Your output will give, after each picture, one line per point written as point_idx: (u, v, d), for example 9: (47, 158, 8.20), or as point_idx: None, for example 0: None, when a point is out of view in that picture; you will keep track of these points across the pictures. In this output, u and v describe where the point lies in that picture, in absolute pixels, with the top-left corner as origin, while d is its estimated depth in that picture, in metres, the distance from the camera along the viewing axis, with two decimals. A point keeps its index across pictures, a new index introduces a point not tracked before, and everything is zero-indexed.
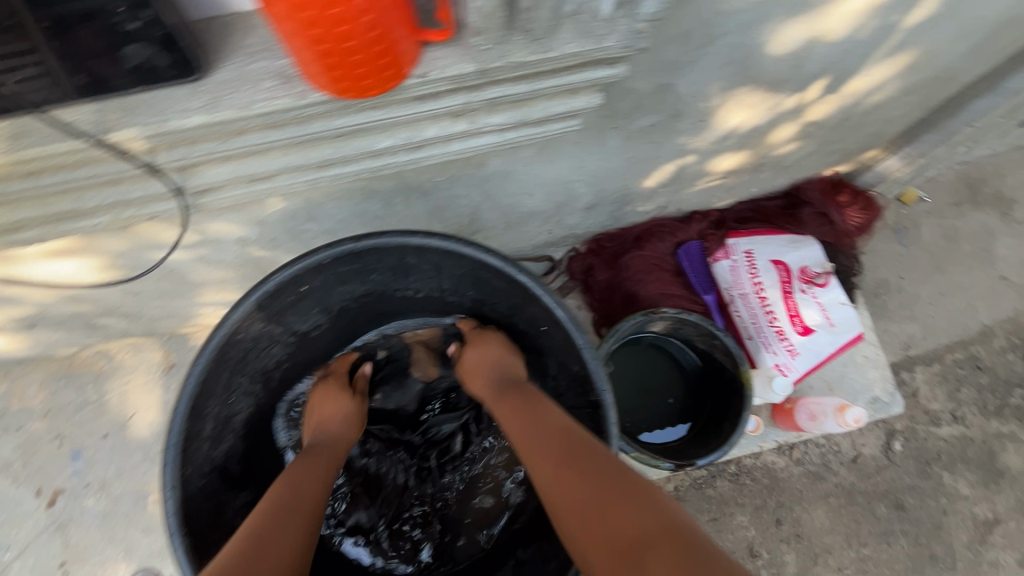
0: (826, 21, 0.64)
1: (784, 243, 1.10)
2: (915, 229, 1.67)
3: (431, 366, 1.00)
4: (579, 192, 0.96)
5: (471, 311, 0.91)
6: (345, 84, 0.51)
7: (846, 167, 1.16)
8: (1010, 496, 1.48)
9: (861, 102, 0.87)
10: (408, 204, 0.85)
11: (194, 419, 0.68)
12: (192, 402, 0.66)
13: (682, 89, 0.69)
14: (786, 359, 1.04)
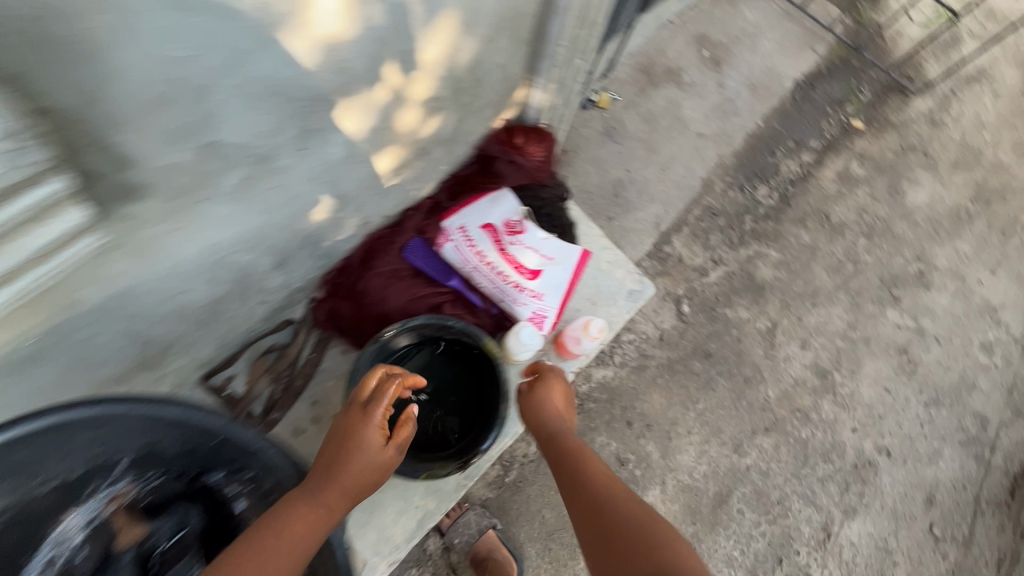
0: (317, 29, 0.62)
1: (486, 204, 1.15)
2: (622, 125, 1.86)
3: (130, 526, 0.77)
4: (250, 260, 0.89)
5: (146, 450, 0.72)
6: None
7: (511, 112, 1.21)
8: (776, 301, 1.76)
9: (453, 66, 0.89)
10: (33, 373, 0.72)
11: None
12: None
13: (232, 140, 0.66)
14: (536, 304, 1.12)
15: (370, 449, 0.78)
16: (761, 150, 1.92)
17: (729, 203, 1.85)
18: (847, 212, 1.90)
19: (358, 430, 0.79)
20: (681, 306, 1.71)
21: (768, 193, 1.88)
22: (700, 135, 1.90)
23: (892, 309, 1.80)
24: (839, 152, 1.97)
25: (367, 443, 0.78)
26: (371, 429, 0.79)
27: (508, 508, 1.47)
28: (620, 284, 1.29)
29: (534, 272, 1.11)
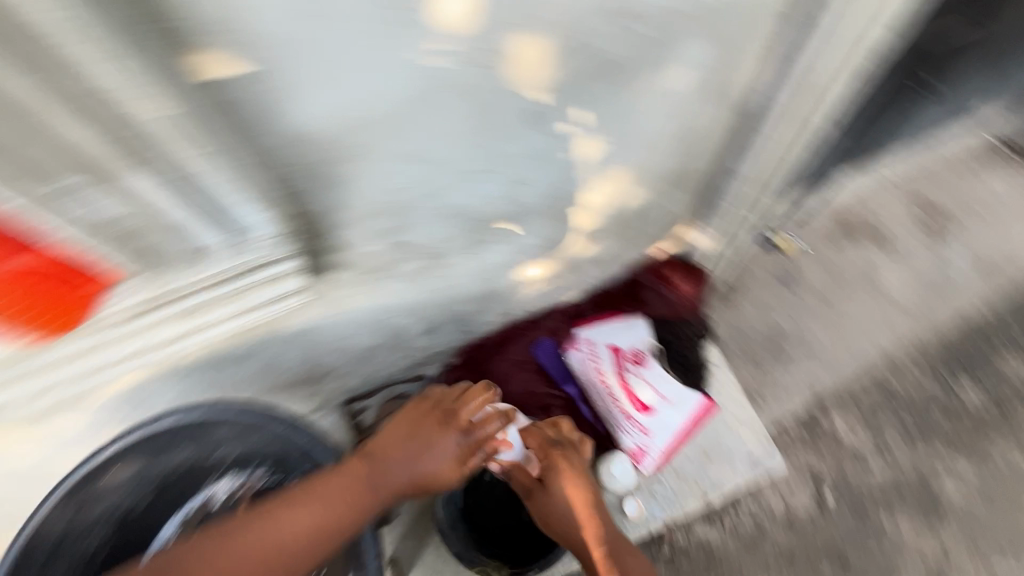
0: (502, 171, 0.76)
1: (619, 327, 1.20)
2: (801, 271, 1.66)
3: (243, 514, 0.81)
4: (404, 322, 1.05)
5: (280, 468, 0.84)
6: (49, 321, 0.65)
7: (669, 244, 1.27)
8: (954, 529, 1.43)
9: (619, 205, 1.00)
10: (232, 371, 0.93)
11: None
12: None
13: (420, 240, 0.83)
14: (642, 438, 1.13)
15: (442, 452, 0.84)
16: (978, 343, 1.60)
17: (918, 391, 1.55)
18: None
19: (434, 434, 0.84)
20: (825, 491, 1.46)
21: (977, 395, 1.54)
22: (898, 306, 1.63)
23: None
24: None
25: (448, 444, 0.84)
26: (449, 438, 0.85)
27: None
28: None
29: (648, 408, 1.10)
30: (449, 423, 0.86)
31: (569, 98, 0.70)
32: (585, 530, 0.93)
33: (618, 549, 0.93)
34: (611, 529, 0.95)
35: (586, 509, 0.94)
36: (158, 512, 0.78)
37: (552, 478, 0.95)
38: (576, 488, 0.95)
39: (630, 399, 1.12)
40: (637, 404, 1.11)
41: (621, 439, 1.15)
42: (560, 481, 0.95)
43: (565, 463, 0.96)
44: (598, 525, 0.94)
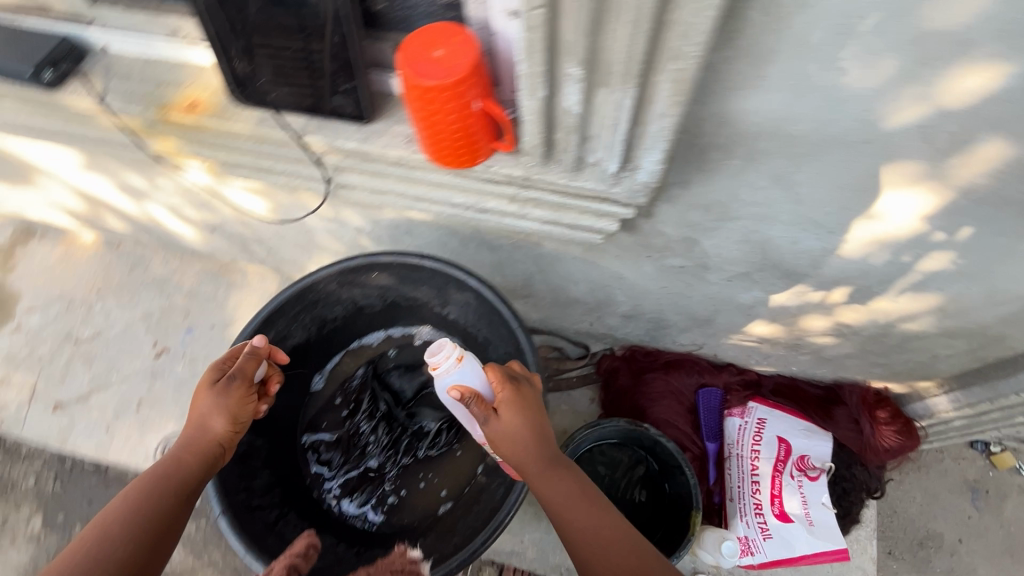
0: (837, 239, 0.73)
1: (800, 429, 1.11)
2: (1000, 499, 1.47)
3: None
4: (617, 298, 1.10)
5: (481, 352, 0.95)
6: (437, 147, 0.64)
7: (897, 386, 1.14)
8: None
9: (898, 325, 0.91)
10: (477, 251, 1.05)
11: (256, 337, 0.86)
12: (262, 321, 0.85)
13: (707, 247, 0.83)
14: (757, 536, 1.05)
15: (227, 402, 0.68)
16: None
17: None
18: None
19: (210, 395, 0.68)
20: None
21: None
22: None
23: None
24: None
25: (224, 392, 0.68)
26: (230, 397, 0.68)
27: None
28: None
29: (784, 515, 1.04)
30: (218, 382, 0.69)
31: (966, 216, 0.64)
32: (539, 469, 0.74)
33: (575, 498, 0.73)
34: (574, 475, 0.75)
35: (547, 447, 0.75)
36: (402, 316, 0.98)
37: (502, 408, 0.75)
38: (537, 416, 0.76)
39: (772, 496, 1.05)
40: (776, 506, 1.04)
41: (731, 521, 1.08)
42: (515, 409, 0.75)
43: (532, 397, 0.77)
44: (553, 468, 0.74)
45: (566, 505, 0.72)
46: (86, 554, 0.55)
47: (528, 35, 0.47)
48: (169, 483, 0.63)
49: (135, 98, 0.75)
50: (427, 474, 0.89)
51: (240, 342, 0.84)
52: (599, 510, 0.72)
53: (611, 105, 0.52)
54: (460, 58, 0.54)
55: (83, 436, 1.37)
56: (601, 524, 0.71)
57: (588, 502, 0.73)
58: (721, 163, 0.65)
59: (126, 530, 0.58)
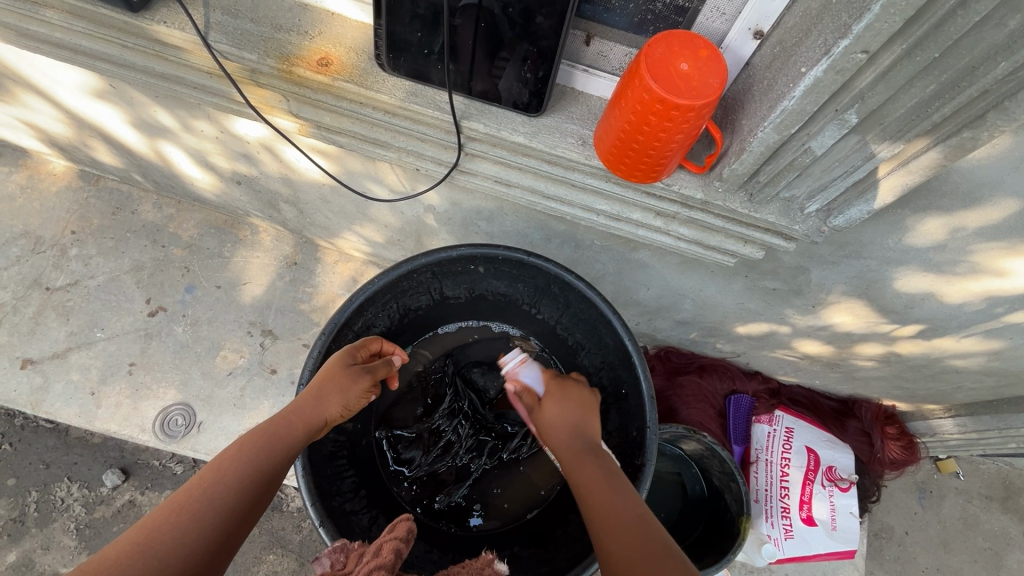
0: (949, 286, 0.77)
1: (825, 440, 1.20)
2: (940, 499, 1.56)
3: None
4: (682, 306, 1.10)
5: (567, 353, 0.94)
6: (613, 151, 0.59)
7: (904, 406, 1.26)
8: None
9: (946, 359, 0.99)
10: (558, 247, 1.00)
11: (343, 328, 0.77)
12: (351, 310, 0.76)
13: (813, 277, 0.85)
14: (780, 535, 1.12)
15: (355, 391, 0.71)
16: None
17: None
18: None
19: (340, 375, 0.70)
20: None
21: None
22: None
23: None
24: None
25: (354, 380, 0.71)
26: (354, 385, 0.71)
27: None
28: None
29: (810, 519, 1.12)
30: (353, 368, 0.72)
31: None
32: (570, 454, 0.66)
33: (602, 484, 0.61)
34: (605, 463, 0.64)
35: (582, 436, 0.68)
36: (488, 310, 0.94)
37: (546, 399, 0.72)
38: (579, 408, 0.71)
39: (801, 502, 1.13)
40: (804, 511, 1.13)
41: (756, 520, 1.15)
42: (559, 397, 0.72)
43: (580, 391, 0.73)
44: (584, 454, 0.65)
45: (588, 491, 0.61)
46: (218, 473, 0.57)
47: (825, 76, 0.44)
48: (285, 441, 0.63)
49: (247, 42, 0.63)
50: (509, 477, 0.88)
51: (328, 333, 0.75)
52: (622, 499, 0.59)
53: (856, 154, 0.51)
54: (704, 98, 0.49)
55: (62, 401, 1.21)
56: (622, 512, 0.58)
57: (613, 490, 0.60)
58: (893, 208, 0.64)
59: (250, 474, 0.58)
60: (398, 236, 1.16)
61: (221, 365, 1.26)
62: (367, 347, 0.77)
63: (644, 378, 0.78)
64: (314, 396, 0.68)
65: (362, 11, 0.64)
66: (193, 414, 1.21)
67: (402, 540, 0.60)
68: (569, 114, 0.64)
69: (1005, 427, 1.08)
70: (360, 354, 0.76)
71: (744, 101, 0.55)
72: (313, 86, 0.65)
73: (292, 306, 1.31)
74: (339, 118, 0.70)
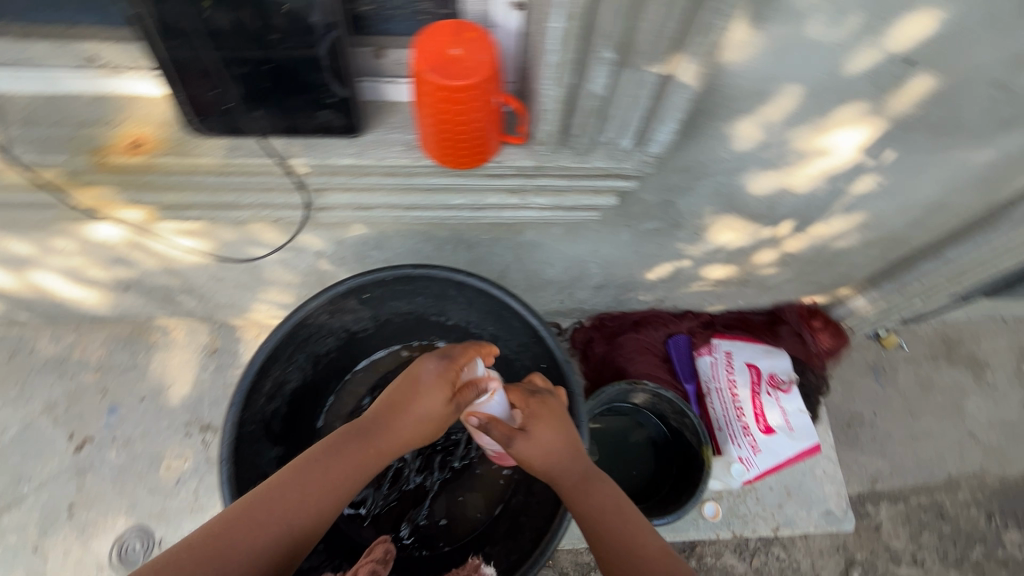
0: (792, 178, 0.84)
1: (761, 351, 1.27)
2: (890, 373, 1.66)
3: None
4: (591, 272, 1.14)
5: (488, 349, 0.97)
6: (445, 150, 0.62)
7: (823, 299, 1.34)
8: None
9: (830, 244, 1.07)
10: (454, 252, 1.02)
11: (253, 392, 0.77)
12: (255, 372, 0.76)
13: (681, 207, 0.90)
14: (749, 453, 1.17)
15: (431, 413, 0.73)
16: None
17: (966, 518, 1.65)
18: None
19: (427, 412, 0.73)
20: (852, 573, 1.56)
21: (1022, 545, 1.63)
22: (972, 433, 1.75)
23: None
24: None
25: (432, 403, 0.73)
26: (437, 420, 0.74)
27: None
28: (822, 498, 1.28)
29: (770, 429, 1.18)
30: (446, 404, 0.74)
31: (894, 142, 0.76)
32: (573, 486, 0.71)
33: (610, 514, 0.69)
34: (606, 488, 0.71)
35: (577, 462, 0.72)
36: (400, 333, 0.96)
37: (533, 425, 0.73)
38: (565, 430, 0.73)
39: (756, 416, 1.19)
40: (761, 423, 1.18)
41: (724, 447, 1.19)
42: (548, 424, 0.72)
43: (559, 409, 0.75)
44: (583, 482, 0.71)
45: (600, 526, 0.68)
46: (263, 513, 0.61)
47: (567, 25, 0.49)
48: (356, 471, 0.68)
49: (53, 146, 0.63)
50: (464, 482, 0.88)
51: (238, 401, 0.75)
52: (638, 531, 0.67)
53: (635, 84, 0.55)
54: (484, 60, 0.53)
55: (4, 567, 1.13)
56: (640, 542, 0.66)
57: (622, 517, 0.69)
58: (706, 125, 0.70)
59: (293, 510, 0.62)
60: (306, 290, 1.15)
61: (167, 476, 1.21)
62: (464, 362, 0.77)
63: (555, 347, 0.82)
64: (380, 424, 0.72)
65: (159, 86, 0.65)
66: (150, 534, 1.16)
67: (377, 561, 0.67)
68: (390, 126, 0.66)
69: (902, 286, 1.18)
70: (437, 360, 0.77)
71: (532, 68, 0.58)
72: (134, 171, 0.65)
73: (224, 392, 1.28)
74: (177, 192, 0.68)
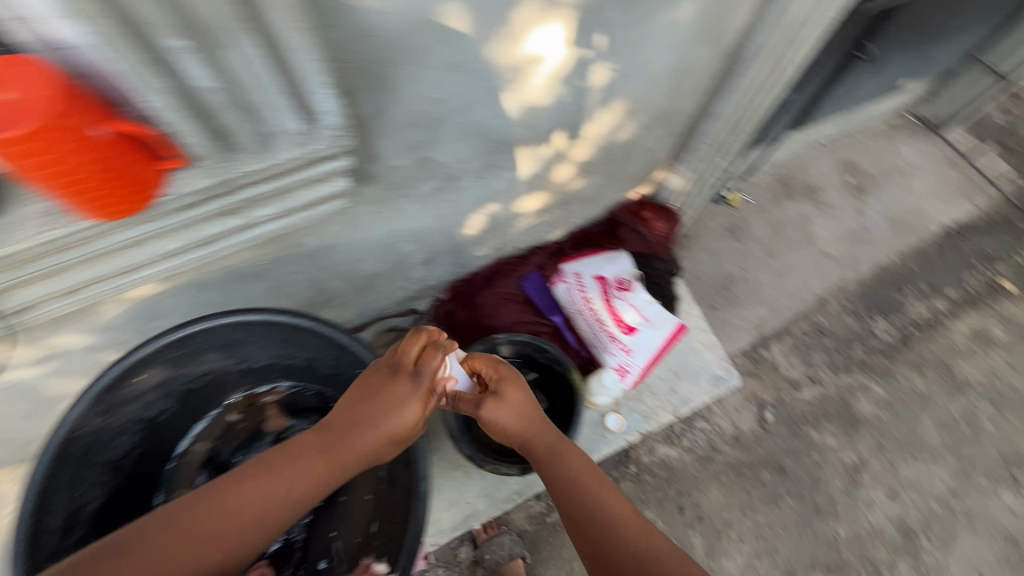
0: (525, 92, 0.82)
1: (604, 260, 1.29)
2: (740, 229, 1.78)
3: (278, 418, 0.92)
4: (409, 250, 1.10)
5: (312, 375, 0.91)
6: (102, 206, 0.56)
7: (646, 188, 1.37)
8: (868, 439, 1.68)
9: (614, 140, 1.08)
10: (245, 288, 0.94)
11: (37, 537, 0.67)
12: (27, 518, 0.66)
13: (441, 159, 0.86)
14: (623, 357, 1.22)
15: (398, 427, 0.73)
16: (889, 286, 1.90)
17: (841, 328, 1.83)
18: (976, 373, 1.79)
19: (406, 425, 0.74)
20: (766, 413, 1.70)
21: (888, 329, 1.84)
22: (824, 253, 1.92)
23: (1009, 491, 1.64)
24: (978, 309, 1.88)
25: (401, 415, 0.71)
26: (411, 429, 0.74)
27: (539, 547, 1.52)
28: (706, 366, 1.36)
29: (631, 329, 1.20)
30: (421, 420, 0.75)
31: (593, 26, 0.75)
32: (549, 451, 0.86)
33: (583, 475, 0.83)
34: (578, 457, 0.86)
35: (547, 430, 0.88)
36: (211, 395, 0.87)
37: (503, 391, 0.87)
38: (532, 401, 0.89)
39: (615, 321, 1.21)
40: (622, 326, 1.20)
41: (603, 360, 1.25)
42: (517, 389, 0.88)
43: (524, 383, 0.91)
44: (554, 447, 0.87)
45: (576, 483, 0.82)
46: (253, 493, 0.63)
47: (87, 26, 0.42)
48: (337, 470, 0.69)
49: None
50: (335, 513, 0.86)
51: (19, 555, 0.64)
52: (606, 488, 0.81)
53: (242, 61, 0.50)
54: (41, 96, 0.47)
55: None
56: (606, 497, 0.80)
57: (593, 479, 0.83)
58: (395, 74, 0.66)
59: (238, 529, 0.61)
60: None
61: None
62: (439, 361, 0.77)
63: (351, 345, 0.78)
64: (350, 432, 0.71)
65: None
66: None
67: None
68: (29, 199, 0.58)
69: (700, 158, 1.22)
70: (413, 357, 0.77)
71: None
72: None
73: None
74: None
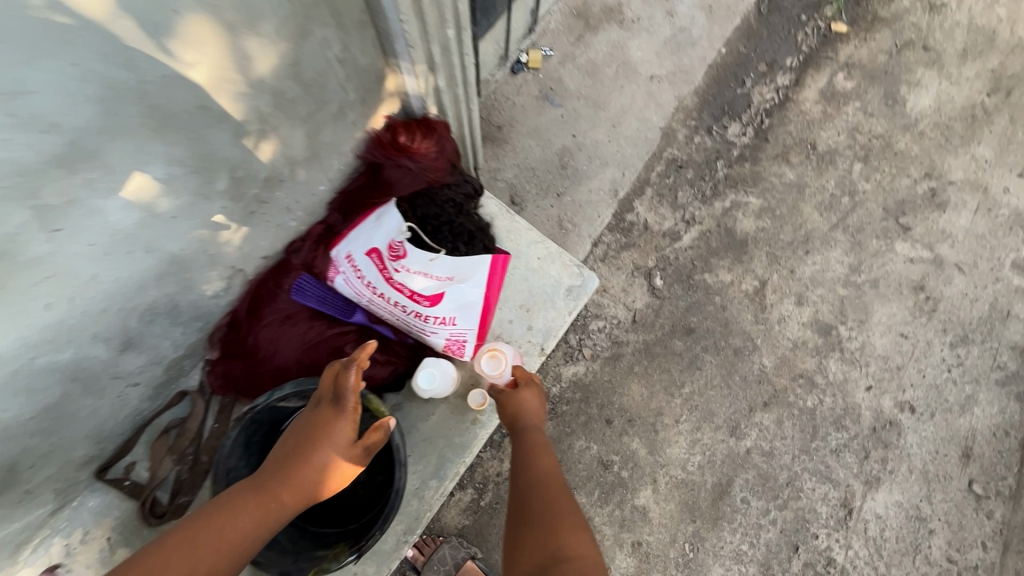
0: None
1: (370, 224, 0.97)
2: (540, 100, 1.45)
3: None
4: (70, 359, 0.75)
5: None
6: None
7: (389, 108, 1.02)
8: (762, 256, 1.55)
9: (257, 76, 0.71)
10: None
11: None
12: None
13: None
14: (447, 330, 0.98)
15: (333, 459, 0.72)
16: (728, 82, 1.67)
17: (697, 151, 1.62)
18: (838, 137, 1.65)
19: (337, 450, 0.72)
20: (654, 280, 1.52)
21: (742, 130, 1.64)
22: (652, 77, 1.66)
23: (901, 241, 1.57)
24: (820, 67, 1.70)
25: (327, 442, 0.72)
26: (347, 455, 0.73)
27: (487, 535, 1.36)
28: (555, 283, 1.13)
29: (434, 298, 0.95)
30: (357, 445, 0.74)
31: None
32: (532, 443, 0.87)
33: (550, 477, 0.81)
34: (552, 460, 0.84)
35: (539, 431, 0.90)
36: None
37: (524, 388, 0.94)
38: (541, 406, 0.93)
39: (412, 297, 0.96)
40: (423, 300, 0.96)
41: (429, 342, 1.00)
42: (533, 390, 0.94)
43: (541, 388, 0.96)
44: (536, 446, 0.87)
45: (538, 477, 0.81)
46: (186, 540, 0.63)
47: None
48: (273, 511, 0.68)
49: None
50: None
51: None
52: (565, 498, 0.77)
53: None
54: None
55: None
56: (562, 502, 0.76)
57: (554, 483, 0.80)
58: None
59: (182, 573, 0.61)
60: None
61: None
62: (356, 376, 0.75)
63: None
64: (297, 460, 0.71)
65: None
66: None
67: None
68: None
69: (413, 50, 0.87)
70: (333, 382, 0.77)
71: None
72: None
73: None
74: None
